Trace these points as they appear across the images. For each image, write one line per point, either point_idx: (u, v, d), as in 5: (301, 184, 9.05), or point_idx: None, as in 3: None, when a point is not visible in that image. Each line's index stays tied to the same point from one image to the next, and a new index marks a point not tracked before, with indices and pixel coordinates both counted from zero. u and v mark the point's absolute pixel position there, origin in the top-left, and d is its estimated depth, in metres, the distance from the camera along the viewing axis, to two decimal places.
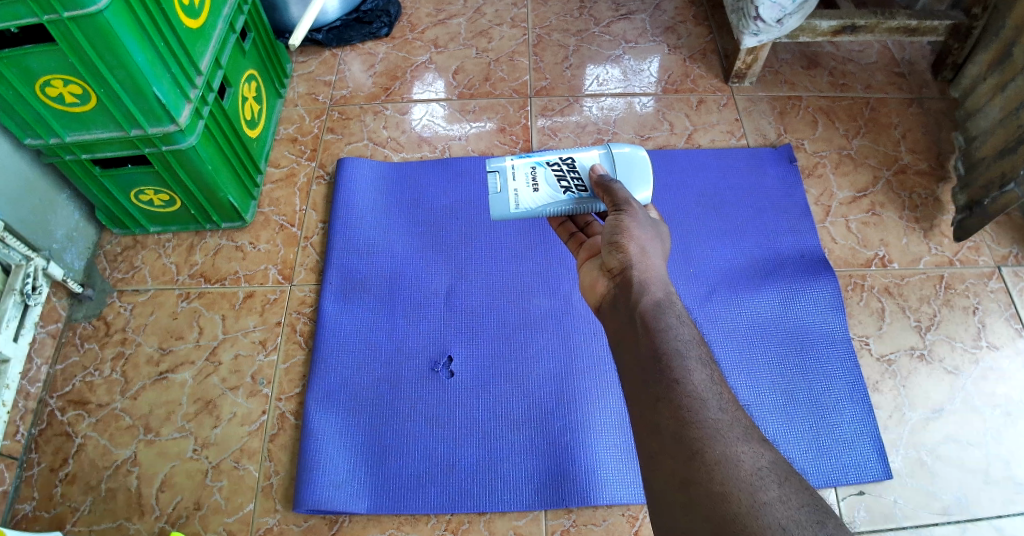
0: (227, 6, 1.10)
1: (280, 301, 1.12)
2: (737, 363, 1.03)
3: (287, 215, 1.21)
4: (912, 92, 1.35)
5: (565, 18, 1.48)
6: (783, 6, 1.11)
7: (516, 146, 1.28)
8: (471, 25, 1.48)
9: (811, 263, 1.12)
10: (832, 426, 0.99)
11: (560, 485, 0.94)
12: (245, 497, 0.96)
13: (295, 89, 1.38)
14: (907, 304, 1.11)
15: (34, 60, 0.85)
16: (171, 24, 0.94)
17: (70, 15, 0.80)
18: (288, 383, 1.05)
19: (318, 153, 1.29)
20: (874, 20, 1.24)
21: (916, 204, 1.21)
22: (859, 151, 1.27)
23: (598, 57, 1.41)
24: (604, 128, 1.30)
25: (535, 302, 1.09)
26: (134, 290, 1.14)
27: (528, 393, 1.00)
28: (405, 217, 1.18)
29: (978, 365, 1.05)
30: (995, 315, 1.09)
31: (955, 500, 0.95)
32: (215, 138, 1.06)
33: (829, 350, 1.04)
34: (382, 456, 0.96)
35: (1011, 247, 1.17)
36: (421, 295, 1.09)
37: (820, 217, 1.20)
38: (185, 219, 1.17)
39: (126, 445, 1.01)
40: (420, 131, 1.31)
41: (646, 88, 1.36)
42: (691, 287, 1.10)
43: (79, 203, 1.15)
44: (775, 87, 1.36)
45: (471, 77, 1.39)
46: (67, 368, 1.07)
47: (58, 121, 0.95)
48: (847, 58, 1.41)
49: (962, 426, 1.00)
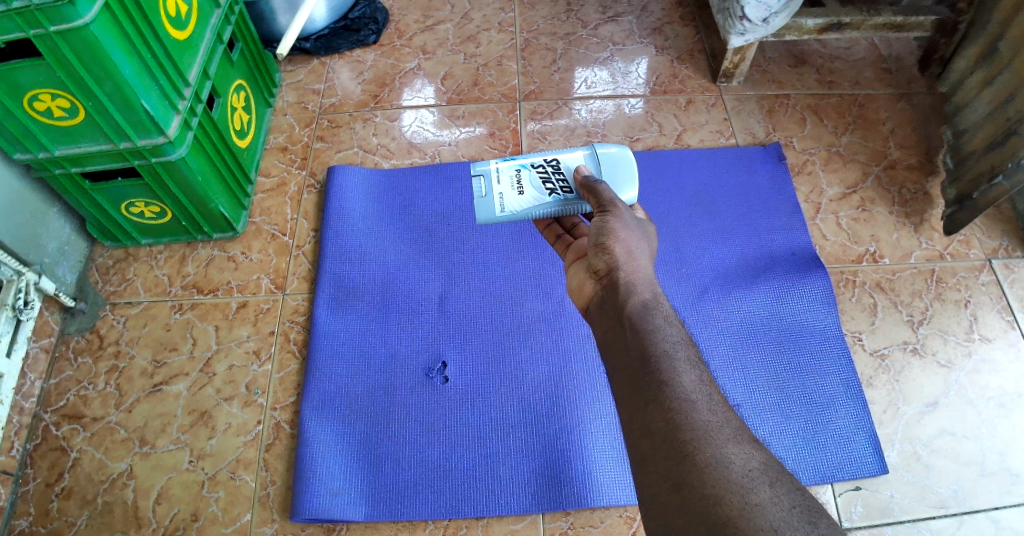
0: (214, 17, 1.11)
1: (274, 310, 1.12)
2: (730, 361, 1.04)
3: (279, 225, 1.21)
4: (900, 88, 1.36)
5: (553, 21, 1.49)
6: (769, 5, 1.11)
7: (506, 150, 1.28)
8: (458, 31, 1.48)
9: (803, 261, 1.12)
10: (827, 422, 0.99)
11: (559, 487, 0.94)
12: (242, 507, 0.96)
13: (283, 98, 1.38)
14: (899, 299, 1.11)
15: (21, 74, 0.85)
16: (158, 36, 0.94)
17: (57, 30, 0.80)
18: (282, 392, 1.04)
19: (308, 161, 1.29)
20: (860, 17, 1.25)
21: (906, 200, 1.22)
22: (848, 147, 1.28)
23: (586, 60, 1.42)
24: (594, 131, 1.31)
25: (529, 305, 1.09)
26: (127, 303, 1.14)
27: (524, 396, 1.01)
28: (397, 224, 1.18)
29: (971, 357, 1.06)
30: (987, 308, 1.10)
31: (952, 493, 0.95)
32: (204, 149, 1.06)
33: (822, 347, 1.05)
34: (379, 463, 0.96)
35: (1001, 239, 1.17)
36: (414, 301, 1.10)
37: (811, 214, 1.20)
38: (176, 230, 1.17)
39: (122, 458, 1.00)
40: (410, 138, 1.31)
41: (635, 90, 1.37)
42: (683, 288, 1.10)
43: (70, 216, 1.15)
44: (762, 86, 1.37)
45: (459, 82, 1.39)
46: (62, 382, 1.07)
47: (47, 135, 0.95)
48: (834, 55, 1.42)
49: (956, 418, 1.01)
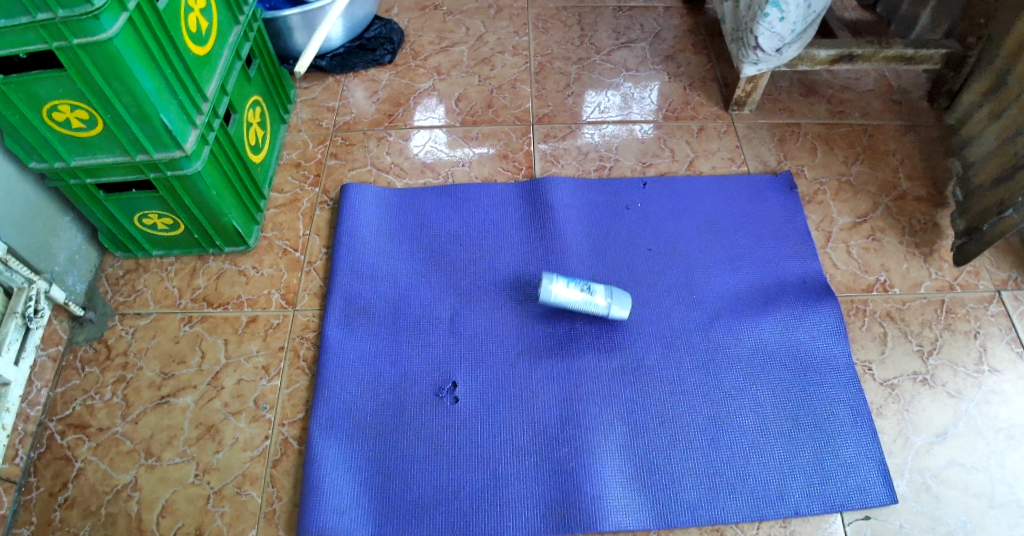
0: (233, 34, 1.13)
1: (284, 325, 1.12)
2: (741, 388, 1.03)
3: (291, 240, 1.21)
4: (909, 119, 1.37)
5: (567, 46, 1.51)
6: (782, 36, 1.13)
7: (519, 172, 1.29)
8: (473, 53, 1.50)
9: (814, 289, 1.13)
10: (837, 451, 0.98)
11: (564, 511, 0.93)
12: (248, 523, 0.95)
13: (298, 115, 1.40)
14: (909, 329, 1.11)
15: (43, 86, 0.86)
16: (178, 51, 0.95)
17: (79, 43, 0.81)
18: (290, 408, 1.04)
19: (321, 179, 1.29)
20: (871, 49, 1.27)
21: (916, 229, 1.22)
22: (858, 176, 1.29)
23: (599, 84, 1.44)
24: (606, 155, 1.32)
25: (539, 327, 1.09)
26: (136, 314, 1.14)
27: (532, 418, 1.00)
28: (409, 243, 1.19)
29: (981, 389, 1.05)
30: (997, 339, 1.10)
31: (961, 524, 0.94)
32: (220, 163, 1.07)
33: (833, 375, 1.04)
34: (384, 482, 0.96)
35: (1010, 271, 1.18)
36: (424, 320, 1.10)
37: (821, 242, 1.21)
38: (188, 243, 1.18)
39: (126, 470, 1.00)
40: (423, 158, 1.32)
41: (647, 115, 1.38)
42: (695, 313, 1.10)
43: (83, 226, 1.15)
44: (774, 114, 1.38)
45: (473, 104, 1.40)
46: (68, 391, 1.06)
47: (65, 145, 0.96)
48: (844, 86, 1.43)
49: (966, 450, 1.00)
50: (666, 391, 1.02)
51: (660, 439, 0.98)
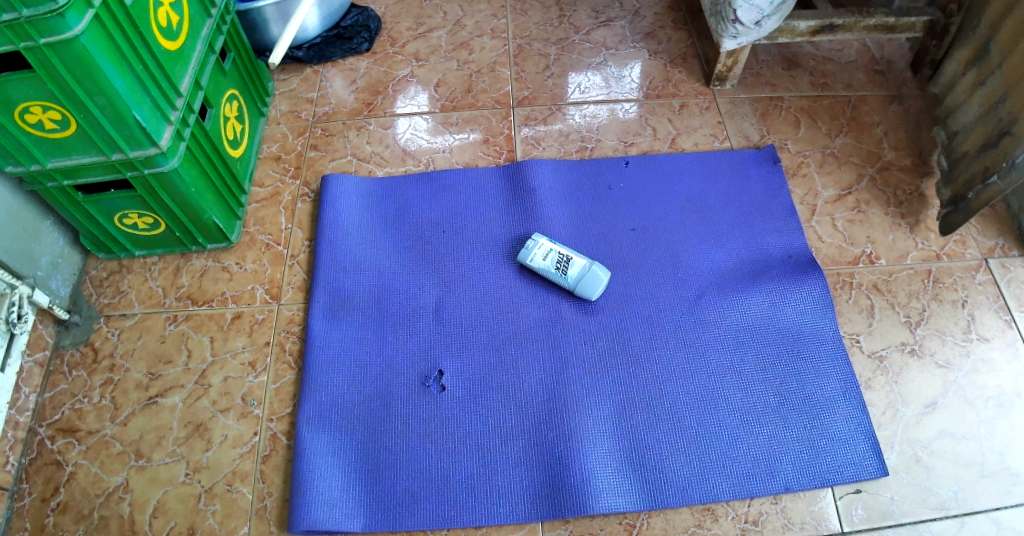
0: (205, 27, 1.11)
1: (269, 320, 1.11)
2: (729, 367, 1.03)
3: (273, 235, 1.20)
4: (892, 89, 1.36)
5: (545, 27, 1.49)
6: (760, 8, 1.11)
7: (501, 157, 1.28)
8: (451, 38, 1.48)
9: (799, 264, 1.12)
10: (827, 426, 0.98)
11: (555, 495, 0.93)
12: (239, 520, 0.95)
13: (276, 107, 1.38)
14: (896, 300, 1.11)
15: (13, 87, 0.85)
16: (149, 47, 0.94)
17: (46, 42, 0.80)
18: (278, 403, 1.04)
19: (302, 171, 1.28)
20: (852, 18, 1.25)
21: (901, 201, 1.21)
22: (842, 149, 1.28)
23: (579, 65, 1.42)
24: (588, 136, 1.30)
25: (524, 313, 1.08)
26: (121, 315, 1.13)
27: (521, 405, 1.00)
28: (392, 233, 1.18)
29: (969, 357, 1.05)
30: (984, 308, 1.10)
31: (952, 494, 0.95)
32: (197, 159, 1.06)
33: (821, 350, 1.04)
34: (376, 474, 0.96)
35: (997, 238, 1.17)
36: (409, 310, 1.09)
37: (807, 216, 1.20)
38: (170, 242, 1.17)
39: (117, 472, 1.00)
40: (404, 145, 1.31)
41: (629, 94, 1.36)
42: (680, 293, 1.09)
43: (63, 229, 1.14)
44: (756, 88, 1.37)
45: (453, 89, 1.39)
46: (56, 396, 1.06)
47: (39, 148, 0.94)
48: (826, 57, 1.42)
49: (956, 419, 1.00)
50: (653, 372, 1.02)
51: (649, 420, 0.98)
